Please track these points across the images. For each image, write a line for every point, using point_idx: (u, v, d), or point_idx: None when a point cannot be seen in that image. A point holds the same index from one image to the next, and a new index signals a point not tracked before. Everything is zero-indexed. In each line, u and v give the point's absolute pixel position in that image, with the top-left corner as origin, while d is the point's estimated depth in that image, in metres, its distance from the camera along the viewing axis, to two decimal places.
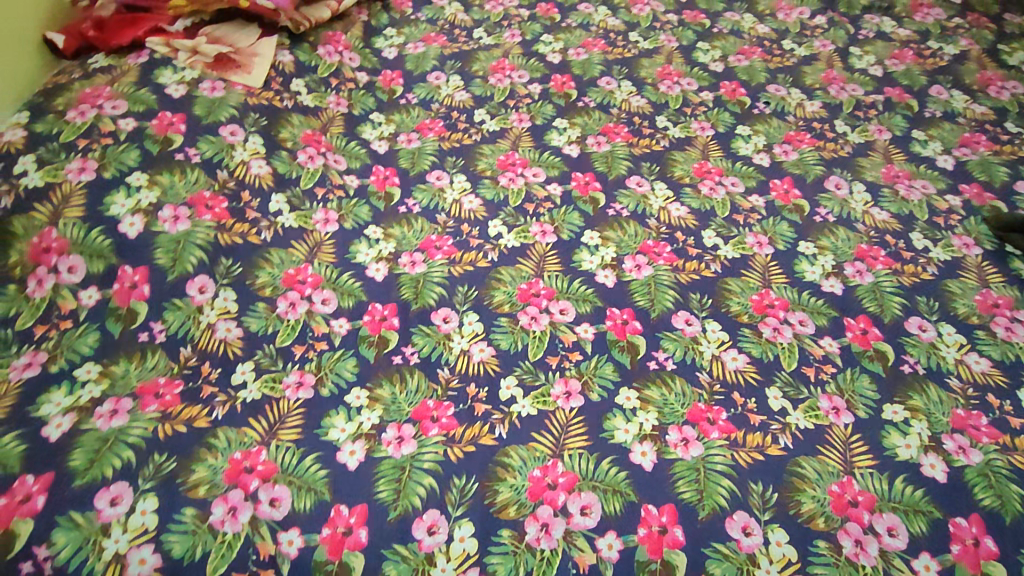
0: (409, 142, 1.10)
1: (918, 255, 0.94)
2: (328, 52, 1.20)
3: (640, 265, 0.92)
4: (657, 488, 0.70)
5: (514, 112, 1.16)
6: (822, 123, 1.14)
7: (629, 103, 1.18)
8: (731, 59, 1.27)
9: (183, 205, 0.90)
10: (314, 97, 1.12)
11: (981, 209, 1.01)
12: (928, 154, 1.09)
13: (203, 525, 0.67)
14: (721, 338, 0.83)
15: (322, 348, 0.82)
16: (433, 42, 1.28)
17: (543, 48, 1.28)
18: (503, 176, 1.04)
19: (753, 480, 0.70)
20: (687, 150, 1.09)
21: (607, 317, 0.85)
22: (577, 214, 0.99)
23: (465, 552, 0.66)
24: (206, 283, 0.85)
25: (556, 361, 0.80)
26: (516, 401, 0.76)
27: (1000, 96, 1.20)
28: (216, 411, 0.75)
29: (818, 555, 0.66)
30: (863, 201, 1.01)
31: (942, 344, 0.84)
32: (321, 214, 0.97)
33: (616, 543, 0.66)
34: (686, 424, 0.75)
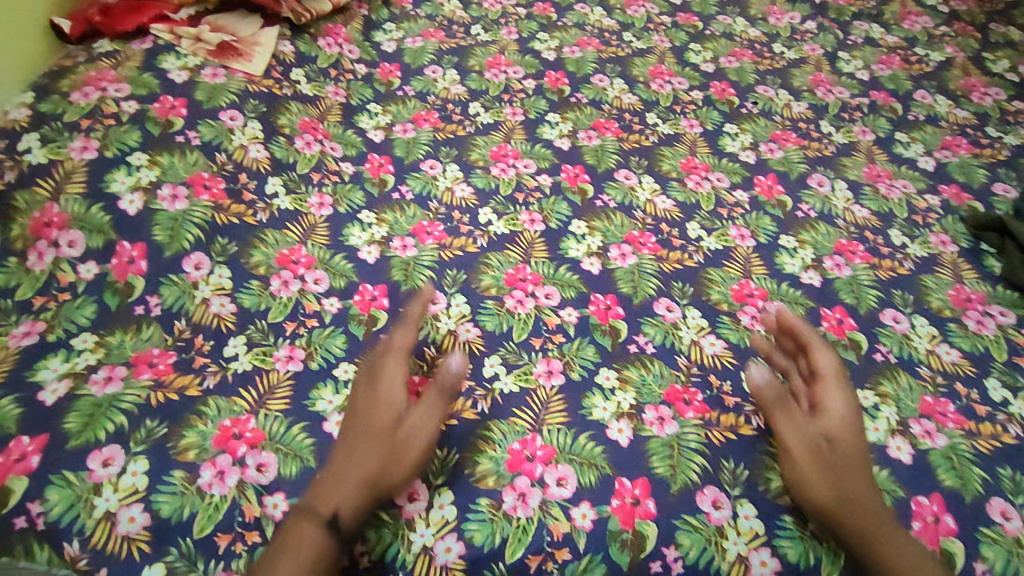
0: (405, 132, 1.12)
1: (896, 251, 0.97)
2: (328, 43, 1.23)
3: (625, 254, 0.94)
4: (632, 462, 0.72)
5: (508, 106, 1.19)
6: (807, 123, 1.17)
7: (621, 100, 1.21)
8: (722, 60, 1.30)
9: (182, 184, 0.93)
10: (314, 86, 1.15)
11: (959, 209, 1.04)
12: (910, 155, 1.12)
13: (191, 487, 0.69)
14: (700, 324, 0.86)
15: (312, 324, 0.84)
16: (431, 37, 1.31)
17: (539, 46, 1.31)
18: (495, 166, 1.07)
19: (724, 457, 0.73)
20: (675, 146, 1.12)
21: (590, 302, 0.88)
22: (565, 204, 1.01)
23: (444, 518, 0.68)
24: (201, 261, 0.88)
25: (539, 342, 0.83)
26: (499, 378, 0.79)
27: (982, 101, 1.23)
28: (208, 381, 0.77)
29: (784, 529, 0.68)
30: (845, 199, 1.04)
31: (915, 335, 0.86)
32: (315, 197, 0.99)
33: (590, 512, 0.68)
34: (663, 403, 0.77)
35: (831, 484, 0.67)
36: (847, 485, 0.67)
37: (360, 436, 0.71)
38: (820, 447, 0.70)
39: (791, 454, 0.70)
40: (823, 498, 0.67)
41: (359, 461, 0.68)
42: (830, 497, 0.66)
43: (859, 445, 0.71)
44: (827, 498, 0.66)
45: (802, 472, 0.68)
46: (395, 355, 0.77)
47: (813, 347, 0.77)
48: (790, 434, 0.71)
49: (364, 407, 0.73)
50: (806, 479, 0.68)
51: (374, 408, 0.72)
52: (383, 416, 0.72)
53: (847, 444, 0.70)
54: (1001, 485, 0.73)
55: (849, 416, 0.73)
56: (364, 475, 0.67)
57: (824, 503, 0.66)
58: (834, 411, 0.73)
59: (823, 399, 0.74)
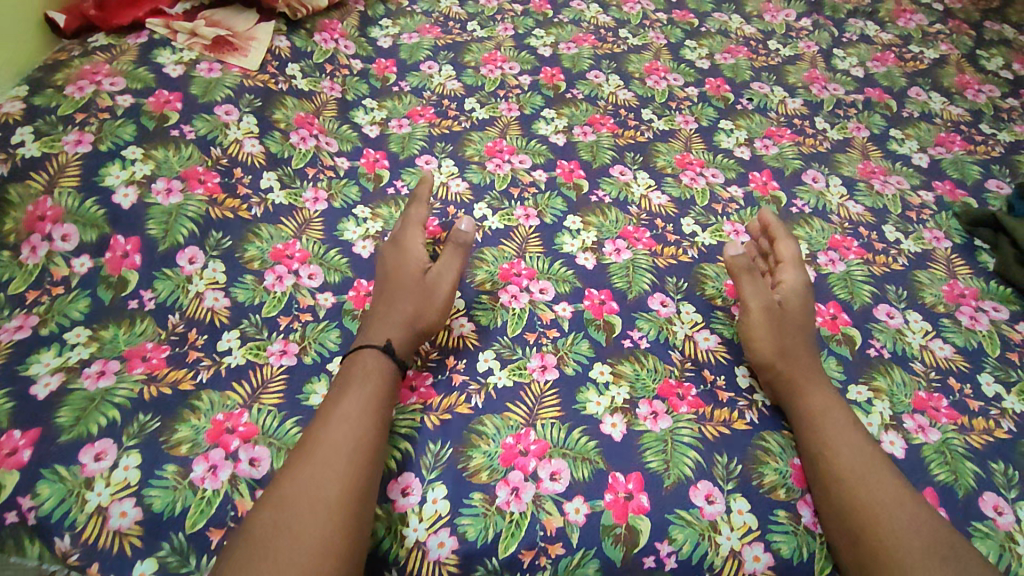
0: (400, 127, 1.12)
1: (890, 246, 0.97)
2: (324, 38, 1.23)
3: (620, 249, 0.94)
4: (625, 456, 0.72)
5: (503, 102, 1.18)
6: (803, 120, 1.17)
7: (616, 96, 1.21)
8: (718, 57, 1.30)
9: (177, 178, 0.93)
10: (309, 81, 1.15)
11: (953, 205, 1.04)
12: (904, 152, 1.13)
13: (184, 481, 0.69)
14: (694, 319, 0.86)
15: (307, 319, 0.84)
16: (427, 33, 1.31)
17: (535, 42, 1.31)
18: (490, 162, 1.07)
19: (718, 452, 0.73)
20: (670, 142, 1.12)
21: (585, 297, 0.88)
22: (560, 199, 1.01)
23: (437, 513, 0.68)
24: (196, 255, 0.88)
25: (534, 337, 0.83)
26: (493, 373, 0.79)
27: (976, 99, 1.24)
28: (201, 375, 0.77)
29: (776, 524, 0.69)
30: (839, 195, 1.04)
31: (908, 330, 0.87)
32: (310, 192, 0.99)
33: (584, 507, 0.68)
34: (657, 398, 0.77)
35: (777, 336, 0.79)
36: (807, 371, 0.76)
37: (388, 286, 0.82)
38: (774, 309, 0.81)
39: (748, 313, 0.82)
40: (768, 349, 0.78)
41: (386, 302, 0.80)
42: (774, 349, 0.77)
43: (810, 316, 0.82)
44: (771, 350, 0.78)
45: (754, 327, 0.80)
46: (413, 230, 0.87)
47: (778, 236, 0.90)
48: (751, 296, 0.83)
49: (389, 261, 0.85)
50: (754, 330, 0.80)
51: (396, 263, 0.84)
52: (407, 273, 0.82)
53: (798, 307, 0.82)
54: (993, 479, 0.74)
55: (805, 287, 0.85)
56: (403, 316, 0.78)
57: (770, 356, 0.77)
58: (789, 279, 0.85)
59: (783, 274, 0.86)
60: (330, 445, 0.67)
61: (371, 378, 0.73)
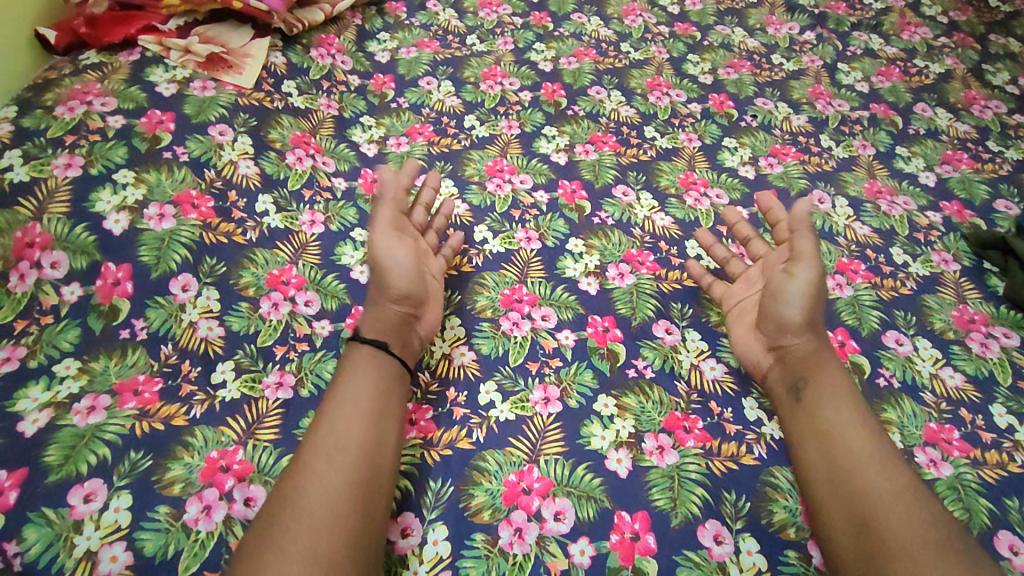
0: (398, 146, 1.10)
1: (898, 270, 0.95)
2: (320, 54, 1.21)
3: (623, 273, 0.92)
4: (631, 494, 0.70)
5: (504, 119, 1.17)
6: (807, 137, 1.16)
7: (618, 113, 1.19)
8: (721, 71, 1.28)
9: (170, 203, 0.91)
10: (305, 98, 1.13)
11: (961, 226, 1.02)
12: (910, 171, 1.11)
13: (177, 523, 0.67)
14: (700, 347, 0.84)
15: (303, 349, 0.82)
16: (425, 47, 1.29)
17: (535, 56, 1.29)
18: (491, 182, 1.05)
19: (726, 489, 0.71)
20: (673, 161, 1.10)
21: (588, 324, 0.86)
22: (562, 221, 0.99)
23: (438, 555, 0.66)
24: (189, 282, 0.85)
25: (536, 367, 0.81)
26: (495, 406, 0.76)
27: (983, 115, 1.22)
28: (194, 410, 0.75)
29: (787, 565, 0.66)
30: (845, 216, 1.02)
31: (918, 358, 0.85)
32: (307, 215, 0.97)
33: (589, 549, 0.66)
34: (663, 432, 0.75)
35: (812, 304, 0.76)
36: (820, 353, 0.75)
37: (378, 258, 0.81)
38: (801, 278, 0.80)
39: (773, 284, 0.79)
40: (798, 320, 0.75)
41: (380, 271, 0.78)
42: (802, 320, 0.75)
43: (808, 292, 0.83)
44: (802, 319, 0.75)
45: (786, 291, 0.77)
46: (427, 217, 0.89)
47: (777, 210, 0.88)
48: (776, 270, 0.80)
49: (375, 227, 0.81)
50: (790, 295, 0.76)
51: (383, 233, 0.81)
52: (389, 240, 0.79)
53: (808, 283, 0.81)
54: (1008, 516, 0.72)
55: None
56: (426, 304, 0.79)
57: (797, 326, 0.76)
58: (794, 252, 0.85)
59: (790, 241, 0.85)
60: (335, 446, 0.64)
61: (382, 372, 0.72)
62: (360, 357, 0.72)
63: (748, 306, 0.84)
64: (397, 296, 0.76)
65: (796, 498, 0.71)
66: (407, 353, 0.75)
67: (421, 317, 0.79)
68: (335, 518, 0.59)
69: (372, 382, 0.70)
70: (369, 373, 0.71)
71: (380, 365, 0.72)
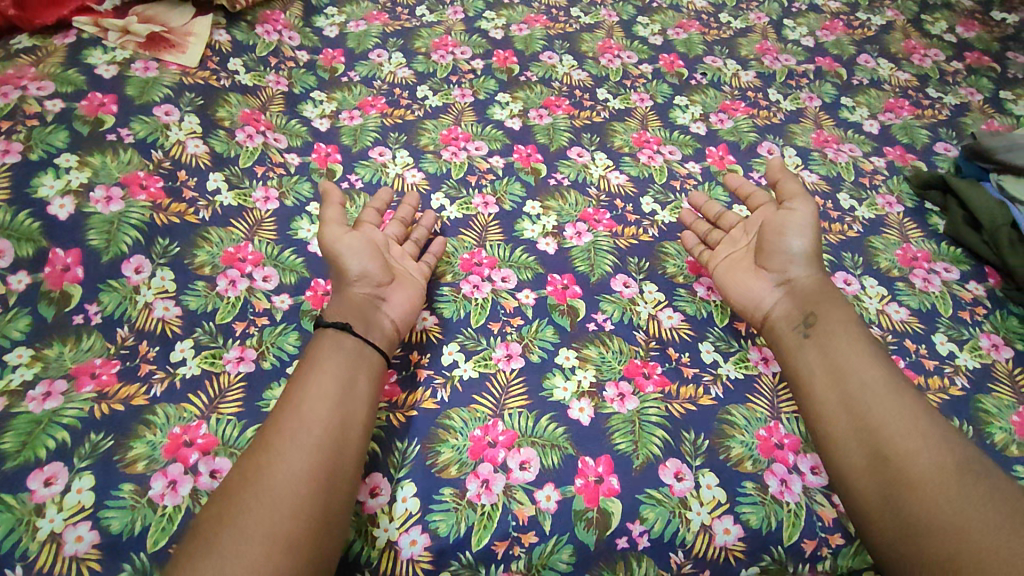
0: (351, 119, 1.09)
1: (845, 214, 0.98)
2: (266, 31, 1.19)
3: (581, 232, 0.94)
4: (595, 440, 0.72)
5: (457, 87, 1.16)
6: (756, 92, 1.18)
7: (571, 77, 1.19)
8: (670, 32, 1.29)
9: (116, 185, 0.89)
10: (253, 76, 1.11)
11: (903, 169, 1.06)
12: (855, 120, 1.14)
13: (142, 500, 0.67)
14: (657, 298, 0.86)
15: (263, 323, 0.82)
16: (374, 20, 1.27)
17: (486, 25, 1.29)
18: (446, 150, 1.05)
19: (686, 429, 0.73)
20: (626, 121, 1.11)
21: (547, 283, 0.87)
22: (519, 185, 1.00)
23: (407, 511, 0.67)
24: (142, 264, 0.84)
25: (498, 326, 0.82)
26: (458, 366, 0.77)
27: (922, 63, 1.26)
28: (155, 388, 0.74)
29: (745, 495, 0.69)
30: (794, 165, 1.05)
31: (865, 296, 0.88)
32: (260, 191, 0.96)
33: (554, 494, 0.68)
34: (623, 379, 0.77)
35: (814, 235, 0.81)
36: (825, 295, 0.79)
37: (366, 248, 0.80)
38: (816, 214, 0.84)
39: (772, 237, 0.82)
40: (805, 251, 0.81)
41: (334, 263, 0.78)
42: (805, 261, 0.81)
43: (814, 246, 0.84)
44: (809, 250, 0.81)
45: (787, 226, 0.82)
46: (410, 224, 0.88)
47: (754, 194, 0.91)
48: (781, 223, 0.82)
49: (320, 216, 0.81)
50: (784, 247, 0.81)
51: (326, 219, 0.80)
52: (339, 223, 0.80)
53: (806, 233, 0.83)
54: None
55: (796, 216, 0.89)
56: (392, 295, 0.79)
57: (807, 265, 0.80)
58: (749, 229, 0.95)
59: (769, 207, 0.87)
60: (310, 423, 0.64)
61: (343, 356, 0.71)
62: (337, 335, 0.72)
63: (740, 255, 0.86)
64: (357, 275, 0.77)
65: (751, 434, 0.73)
66: (371, 331, 0.74)
67: (388, 299, 0.78)
68: (301, 494, 0.60)
69: (338, 367, 0.70)
70: (323, 365, 0.69)
71: (336, 343, 0.72)
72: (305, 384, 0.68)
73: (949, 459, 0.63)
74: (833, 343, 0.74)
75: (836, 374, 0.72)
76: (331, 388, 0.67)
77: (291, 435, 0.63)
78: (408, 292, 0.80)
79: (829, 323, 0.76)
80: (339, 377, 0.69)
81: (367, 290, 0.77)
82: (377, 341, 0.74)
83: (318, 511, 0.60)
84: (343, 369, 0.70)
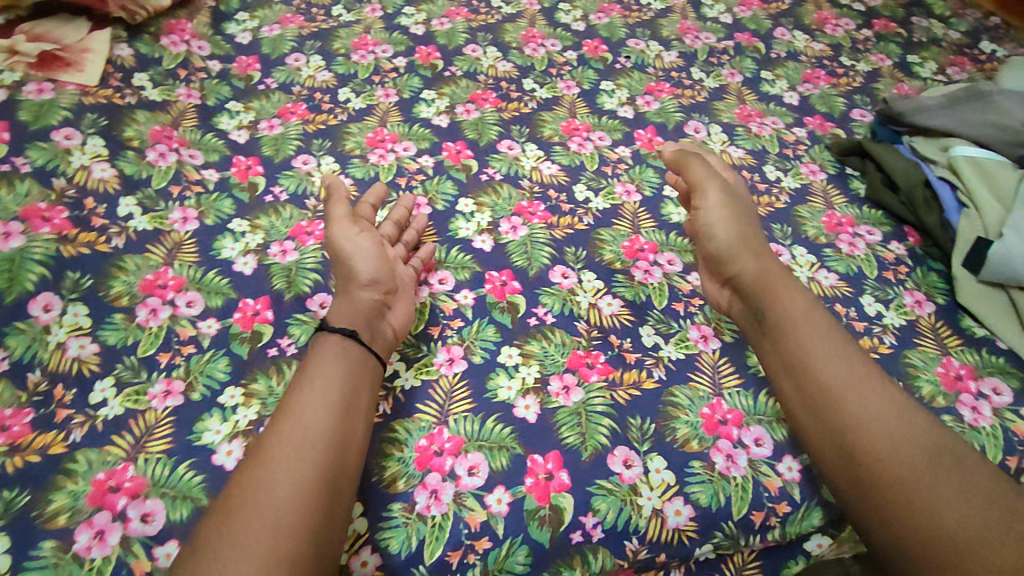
0: (271, 128, 1.05)
1: (772, 186, 1.00)
2: (173, 42, 1.13)
3: (516, 226, 0.93)
4: (543, 437, 0.71)
5: (380, 87, 1.13)
6: (679, 72, 1.19)
7: (496, 69, 1.18)
8: (592, 17, 1.29)
9: (15, 220, 0.83)
10: (161, 90, 1.06)
11: (824, 138, 1.09)
12: (776, 92, 1.16)
13: (67, 555, 0.62)
14: (597, 286, 0.86)
15: (190, 351, 0.77)
16: (289, 23, 1.22)
17: (406, 21, 1.25)
18: (373, 153, 1.02)
19: (631, 415, 0.73)
20: (554, 110, 1.11)
21: (486, 281, 0.86)
22: (450, 183, 0.98)
23: (355, 532, 0.64)
24: (51, 301, 0.78)
25: (438, 331, 0.80)
26: (399, 376, 0.75)
27: (835, 33, 1.29)
28: (74, 434, 0.69)
29: (693, 475, 0.70)
30: (721, 142, 1.07)
31: (796, 265, 0.90)
32: (178, 212, 0.91)
33: (505, 496, 0.67)
34: (567, 372, 0.77)
35: (732, 221, 0.81)
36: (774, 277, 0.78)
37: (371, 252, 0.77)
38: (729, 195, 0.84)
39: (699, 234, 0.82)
40: (728, 241, 0.80)
41: (342, 264, 0.76)
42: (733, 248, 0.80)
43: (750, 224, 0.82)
44: (732, 240, 0.80)
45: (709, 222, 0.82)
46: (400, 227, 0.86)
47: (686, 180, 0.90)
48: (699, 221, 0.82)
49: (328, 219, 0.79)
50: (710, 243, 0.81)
51: (334, 222, 0.78)
52: (348, 225, 0.77)
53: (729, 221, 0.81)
54: None
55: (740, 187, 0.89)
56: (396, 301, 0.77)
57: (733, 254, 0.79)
58: (688, 217, 0.96)
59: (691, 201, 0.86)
60: (311, 435, 0.61)
61: (345, 363, 0.68)
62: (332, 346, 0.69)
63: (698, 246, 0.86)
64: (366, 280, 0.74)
65: (696, 413, 0.74)
66: (376, 342, 0.72)
67: (393, 307, 0.76)
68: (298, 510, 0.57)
69: (339, 376, 0.67)
70: (325, 372, 0.66)
71: (342, 352, 0.69)
72: (302, 392, 0.65)
73: (924, 451, 0.62)
74: (790, 333, 0.73)
75: (797, 367, 0.71)
76: (333, 399, 0.64)
77: (291, 447, 0.60)
78: (409, 298, 0.79)
79: (783, 311, 0.75)
80: (343, 387, 0.66)
81: (376, 294, 0.74)
82: (379, 350, 0.72)
83: (315, 529, 0.57)
84: (345, 377, 0.67)
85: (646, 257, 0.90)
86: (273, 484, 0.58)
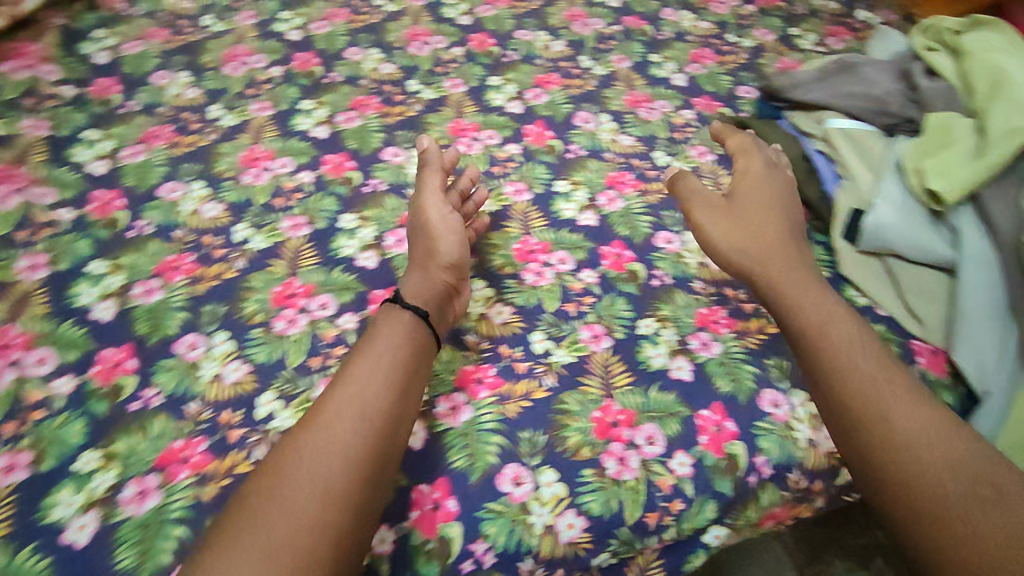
0: (134, 155, 0.97)
1: (662, 172, 1.00)
2: (14, 69, 1.04)
3: (402, 239, 0.89)
4: (428, 464, 0.68)
5: (254, 101, 1.06)
6: (568, 61, 1.17)
7: (378, 72, 1.12)
8: (479, 10, 1.25)
9: None
10: (3, 124, 0.97)
11: (712, 118, 1.08)
12: (664, 75, 1.15)
13: None
14: (487, 295, 0.83)
15: (40, 416, 0.70)
16: (152, 38, 1.13)
17: (281, 27, 1.18)
18: (247, 174, 0.96)
19: (521, 429, 0.71)
20: (440, 111, 1.06)
21: (370, 301, 0.82)
22: (331, 199, 0.93)
23: None
24: None
25: (319, 361, 0.76)
26: (275, 416, 0.71)
27: (720, 10, 1.29)
28: None
29: (584, 485, 0.68)
30: (611, 130, 1.05)
31: (687, 252, 0.89)
32: (26, 259, 0.83)
33: (389, 534, 0.64)
34: (455, 391, 0.73)
35: (733, 228, 0.80)
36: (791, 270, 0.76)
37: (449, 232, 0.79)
38: (720, 207, 0.83)
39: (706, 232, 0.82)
40: (729, 246, 0.80)
41: (428, 235, 0.79)
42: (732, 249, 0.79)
43: (770, 224, 0.80)
44: (732, 243, 0.80)
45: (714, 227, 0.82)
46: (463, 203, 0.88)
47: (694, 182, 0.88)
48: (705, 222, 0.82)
49: (419, 191, 0.83)
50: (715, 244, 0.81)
51: (427, 195, 0.82)
52: (440, 202, 0.82)
53: (733, 234, 0.80)
54: (769, 375, 0.78)
55: (766, 174, 0.86)
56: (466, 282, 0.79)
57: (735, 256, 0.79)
58: (580, 212, 0.93)
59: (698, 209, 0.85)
60: (344, 436, 0.59)
61: (389, 361, 0.65)
62: (398, 328, 0.69)
63: None
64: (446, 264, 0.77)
65: (588, 419, 0.72)
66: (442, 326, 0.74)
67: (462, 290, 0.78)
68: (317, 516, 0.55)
69: (385, 376, 0.64)
70: (373, 366, 0.64)
71: (395, 345, 0.67)
72: (346, 385, 0.63)
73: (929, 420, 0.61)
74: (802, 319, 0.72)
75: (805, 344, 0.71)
76: (375, 399, 0.62)
77: (329, 445, 0.59)
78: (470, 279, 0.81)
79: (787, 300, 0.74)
80: (388, 386, 0.63)
81: (450, 278, 0.77)
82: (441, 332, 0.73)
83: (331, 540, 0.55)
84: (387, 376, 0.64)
85: (537, 258, 0.87)
86: (298, 485, 0.56)
